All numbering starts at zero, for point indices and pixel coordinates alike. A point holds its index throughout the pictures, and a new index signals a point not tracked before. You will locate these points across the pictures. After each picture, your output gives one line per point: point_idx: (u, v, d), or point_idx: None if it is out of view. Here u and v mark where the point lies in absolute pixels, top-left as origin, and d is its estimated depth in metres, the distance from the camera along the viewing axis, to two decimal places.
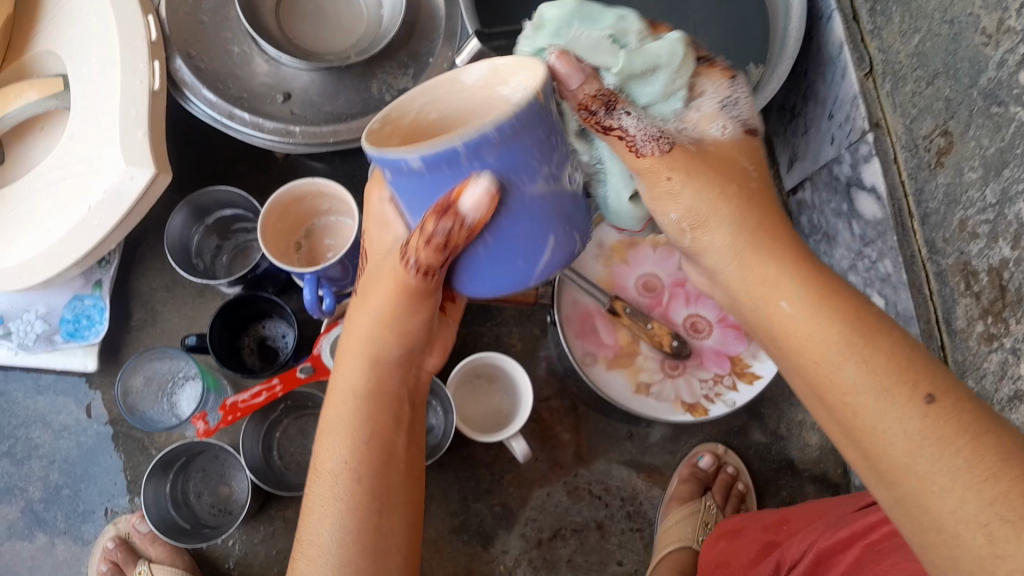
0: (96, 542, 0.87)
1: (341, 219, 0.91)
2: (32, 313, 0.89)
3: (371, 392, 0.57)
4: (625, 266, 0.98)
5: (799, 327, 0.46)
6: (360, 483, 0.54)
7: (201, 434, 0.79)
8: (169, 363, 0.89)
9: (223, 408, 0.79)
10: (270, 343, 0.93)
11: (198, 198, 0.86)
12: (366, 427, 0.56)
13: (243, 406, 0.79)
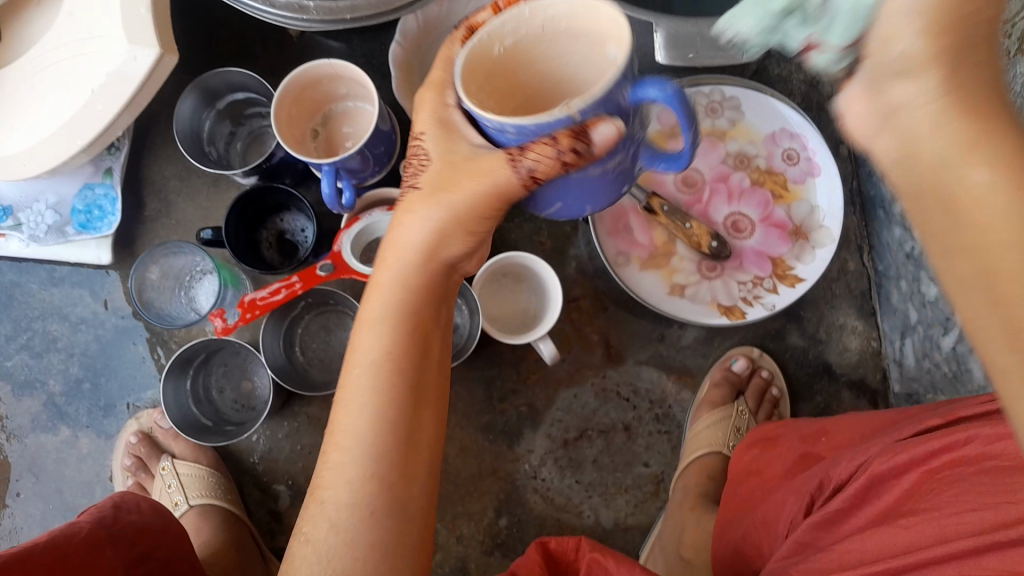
0: (119, 435, 0.87)
1: (360, 104, 0.84)
2: (42, 203, 0.85)
3: (415, 290, 0.53)
4: None
5: (991, 217, 0.27)
6: (398, 378, 0.51)
7: (218, 332, 0.75)
8: (183, 258, 0.86)
9: (241, 306, 0.76)
10: (290, 238, 0.89)
11: (205, 81, 0.80)
12: (408, 320, 0.52)
13: (262, 302, 0.75)
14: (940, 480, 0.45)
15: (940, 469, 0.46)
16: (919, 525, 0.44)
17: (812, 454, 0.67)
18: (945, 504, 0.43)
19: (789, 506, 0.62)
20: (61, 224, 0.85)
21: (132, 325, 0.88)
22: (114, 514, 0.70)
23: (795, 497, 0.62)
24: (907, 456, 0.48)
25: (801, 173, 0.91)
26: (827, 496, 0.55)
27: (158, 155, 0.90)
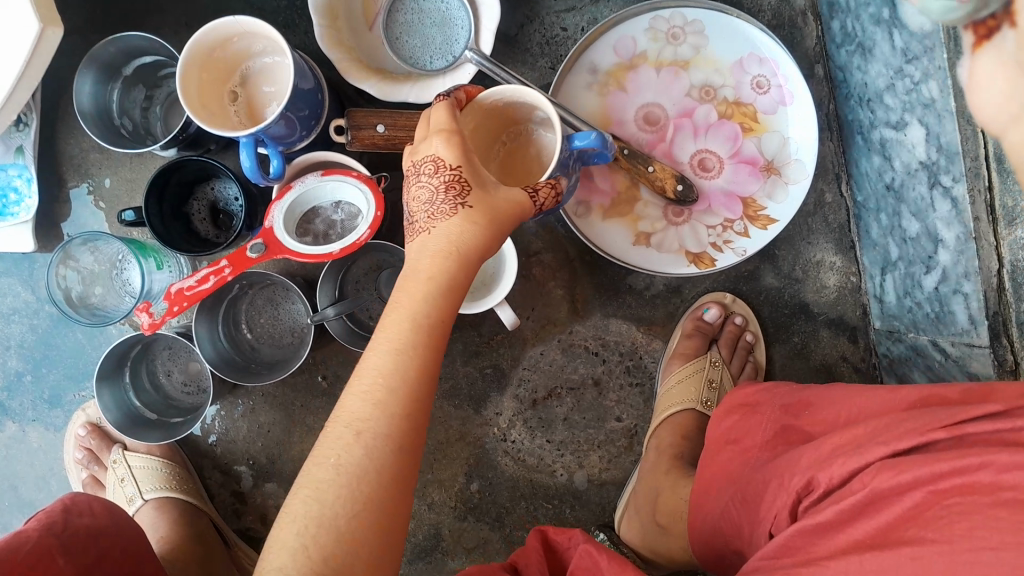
0: (68, 428, 0.83)
1: (279, 60, 0.76)
2: None
3: (444, 299, 0.50)
4: (623, 94, 0.84)
5: None
6: (431, 341, 0.48)
7: (148, 328, 0.69)
8: (106, 246, 0.80)
9: (168, 297, 0.71)
10: (223, 208, 0.82)
11: (98, 53, 0.72)
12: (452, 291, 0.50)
13: (190, 294, 0.70)
14: (948, 509, 0.43)
15: (949, 495, 0.44)
16: (927, 559, 0.42)
17: (792, 427, 0.64)
18: (963, 538, 0.42)
19: (762, 491, 0.59)
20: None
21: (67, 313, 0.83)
22: (62, 517, 0.65)
23: (766, 483, 0.59)
24: (911, 474, 0.46)
25: (772, 102, 0.83)
26: (814, 496, 0.52)
27: (73, 126, 0.83)
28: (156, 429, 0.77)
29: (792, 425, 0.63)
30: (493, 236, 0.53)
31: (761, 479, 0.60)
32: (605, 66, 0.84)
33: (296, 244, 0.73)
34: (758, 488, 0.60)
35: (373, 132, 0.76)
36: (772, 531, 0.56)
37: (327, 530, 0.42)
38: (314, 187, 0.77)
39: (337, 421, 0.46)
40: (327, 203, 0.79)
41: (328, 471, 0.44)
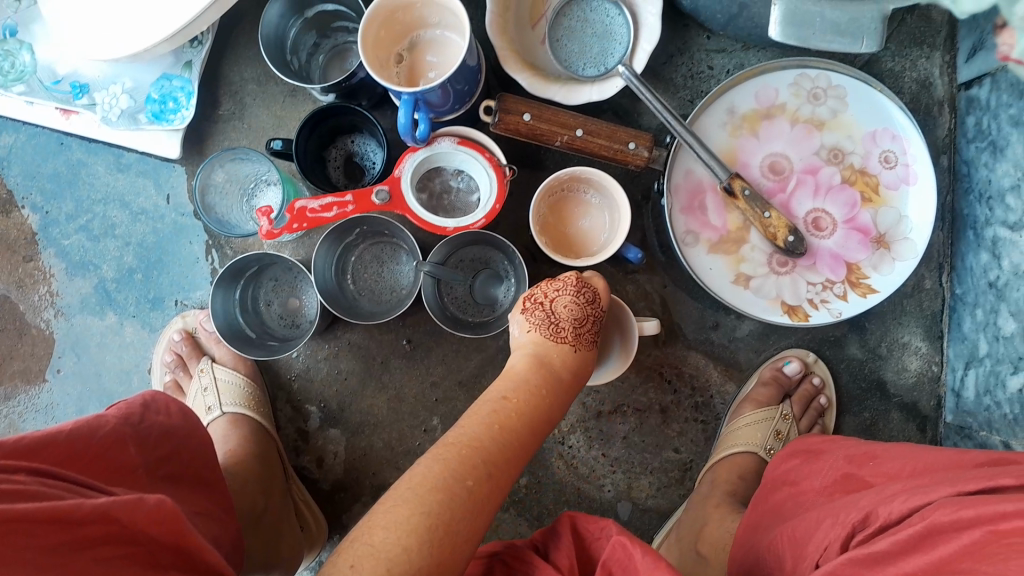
0: (163, 331, 0.88)
1: (451, 37, 0.80)
2: (118, 86, 0.84)
3: (503, 436, 0.54)
4: (754, 140, 0.88)
5: None
6: (459, 489, 0.48)
7: (263, 234, 0.76)
8: (253, 166, 0.85)
9: (290, 212, 0.76)
10: (359, 161, 0.89)
11: None
12: (462, 474, 0.49)
13: (310, 215, 0.76)
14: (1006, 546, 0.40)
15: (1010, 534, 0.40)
16: None
17: (854, 477, 0.63)
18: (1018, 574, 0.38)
19: (815, 526, 0.58)
20: (135, 111, 0.84)
21: (187, 223, 0.88)
22: (141, 412, 0.62)
23: (819, 519, 0.58)
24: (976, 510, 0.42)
25: (896, 178, 0.86)
26: (867, 531, 0.51)
27: (240, 55, 0.88)
28: (254, 345, 0.81)
29: (854, 475, 0.63)
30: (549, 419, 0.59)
31: (813, 519, 0.59)
32: (742, 110, 0.87)
33: (416, 203, 0.79)
34: (812, 525, 0.59)
35: (519, 119, 0.80)
36: (819, 563, 0.55)
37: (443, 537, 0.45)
38: (447, 152, 0.81)
39: (450, 447, 0.51)
40: (451, 169, 0.83)
41: (453, 467, 0.49)
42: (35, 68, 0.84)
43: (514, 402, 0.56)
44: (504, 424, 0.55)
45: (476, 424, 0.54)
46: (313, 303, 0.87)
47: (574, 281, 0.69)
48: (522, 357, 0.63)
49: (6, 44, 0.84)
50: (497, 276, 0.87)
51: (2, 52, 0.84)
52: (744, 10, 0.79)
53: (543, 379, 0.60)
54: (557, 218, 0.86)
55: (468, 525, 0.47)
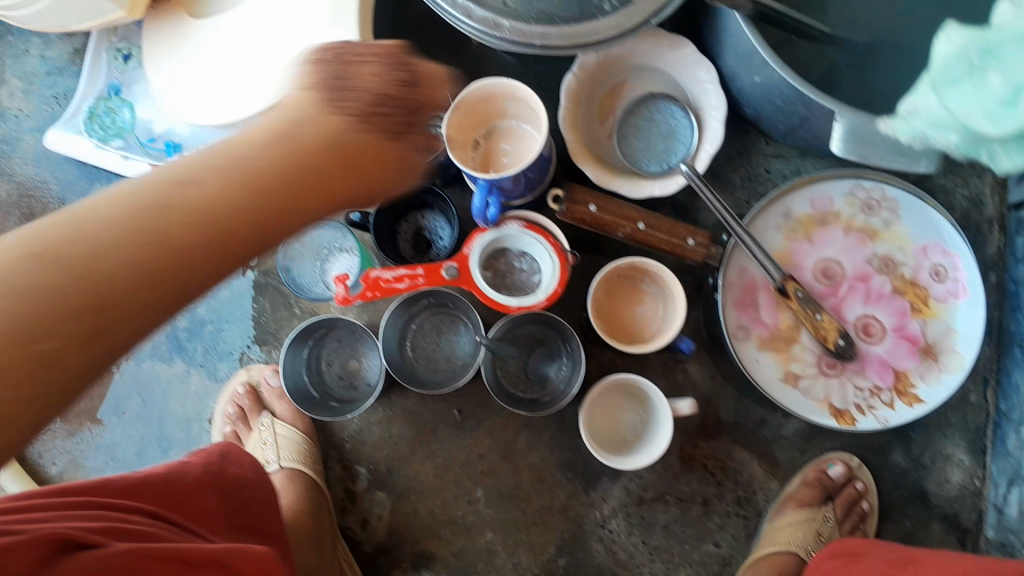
0: (228, 383, 0.93)
1: (526, 127, 0.86)
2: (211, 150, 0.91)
3: (269, 158, 0.41)
4: (808, 244, 0.91)
5: None
6: (224, 215, 0.39)
7: (338, 299, 0.80)
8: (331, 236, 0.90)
9: (365, 281, 0.81)
10: (427, 235, 0.94)
11: None
12: (248, 199, 0.40)
13: (384, 285, 0.80)
14: None
15: None
16: None
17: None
18: None
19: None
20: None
21: (263, 282, 0.93)
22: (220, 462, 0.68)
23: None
24: None
25: (945, 291, 0.88)
26: None
27: None
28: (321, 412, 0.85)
29: None
30: (331, 142, 0.43)
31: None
32: (798, 214, 0.91)
33: (482, 281, 0.83)
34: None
35: (584, 209, 0.84)
36: None
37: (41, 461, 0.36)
38: (513, 235, 0.85)
39: (4, 248, 0.36)
40: (516, 250, 0.87)
41: (227, 196, 0.40)
42: (133, 125, 0.90)
43: (260, 155, 0.41)
44: (270, 189, 0.41)
45: (198, 174, 0.40)
46: (375, 369, 0.92)
47: (394, 52, 0.47)
48: (276, 111, 0.44)
49: (110, 103, 0.91)
50: (549, 354, 0.91)
51: (106, 110, 0.90)
52: (806, 124, 0.84)
53: (311, 130, 0.44)
54: (609, 304, 0.90)
55: (129, 278, 0.37)
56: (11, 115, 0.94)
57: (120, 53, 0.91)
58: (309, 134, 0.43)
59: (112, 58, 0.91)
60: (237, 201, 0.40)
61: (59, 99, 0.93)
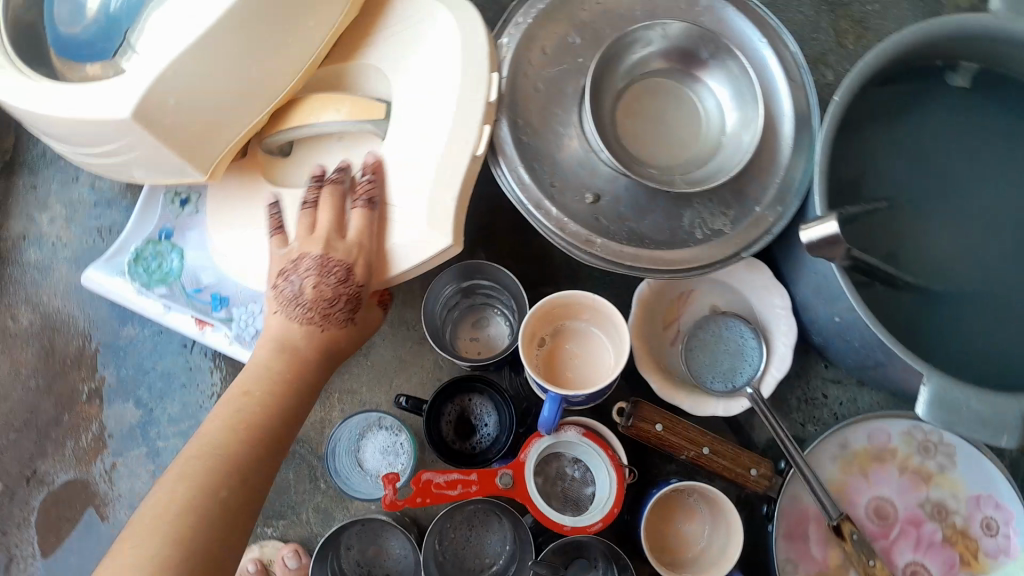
0: (238, 557, 0.87)
1: (595, 333, 0.84)
2: (257, 307, 0.84)
3: (232, 437, 0.65)
4: (863, 479, 0.89)
5: None
6: (229, 452, 0.64)
7: (384, 504, 0.74)
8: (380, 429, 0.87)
9: (415, 483, 0.77)
10: (472, 420, 0.89)
11: (475, 266, 0.85)
12: (237, 436, 0.65)
13: (437, 490, 0.76)
14: None
15: None
16: None
17: None
18: None
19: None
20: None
21: (292, 448, 0.89)
22: None
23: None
24: None
25: (996, 547, 0.86)
26: None
27: None
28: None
29: None
30: (309, 364, 0.72)
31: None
32: (855, 447, 0.89)
33: (537, 492, 0.79)
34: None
35: (650, 426, 0.81)
36: None
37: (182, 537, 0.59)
38: (570, 441, 0.81)
39: (196, 449, 0.64)
40: (569, 456, 0.84)
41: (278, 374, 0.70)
42: (180, 272, 0.85)
43: (252, 395, 0.68)
44: (273, 405, 0.68)
45: (232, 403, 0.68)
46: (400, 555, 0.87)
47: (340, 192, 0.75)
48: (271, 349, 0.71)
49: (159, 245, 0.86)
50: (585, 565, 0.87)
51: (154, 253, 0.85)
52: (880, 368, 0.82)
53: (307, 341, 0.72)
54: (660, 520, 0.88)
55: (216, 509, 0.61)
56: (48, 241, 0.90)
57: (178, 197, 0.86)
58: (300, 342, 0.72)
59: (169, 200, 0.86)
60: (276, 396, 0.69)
61: (102, 232, 0.90)
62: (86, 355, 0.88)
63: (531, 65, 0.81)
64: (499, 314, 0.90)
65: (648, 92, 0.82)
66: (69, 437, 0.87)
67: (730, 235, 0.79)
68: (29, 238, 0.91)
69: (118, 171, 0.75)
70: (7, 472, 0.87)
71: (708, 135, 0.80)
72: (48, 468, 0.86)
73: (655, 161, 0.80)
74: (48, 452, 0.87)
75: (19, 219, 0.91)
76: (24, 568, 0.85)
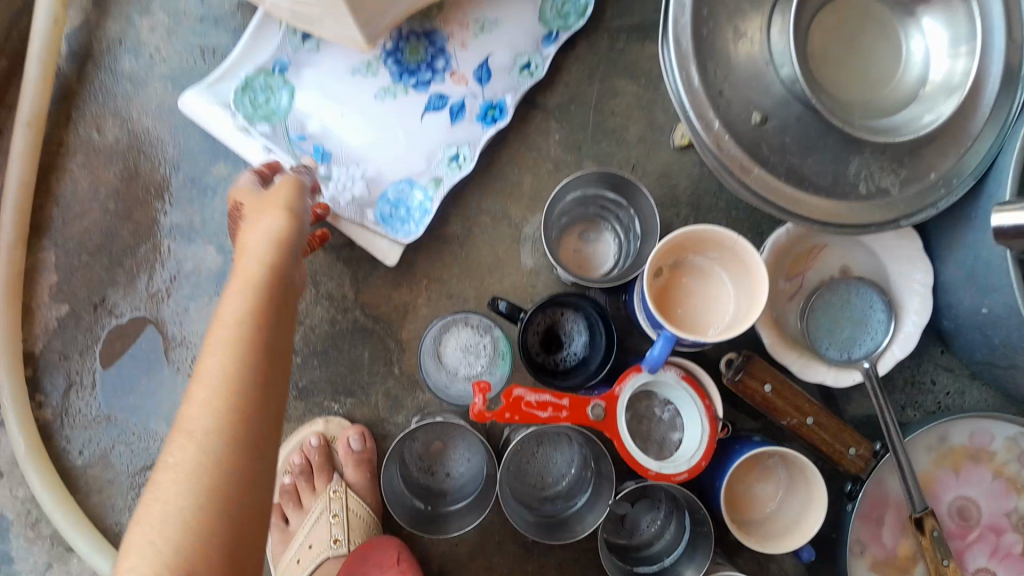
0: (301, 428, 0.84)
1: (719, 272, 0.77)
2: (359, 171, 0.81)
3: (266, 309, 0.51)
4: (953, 476, 0.84)
5: None
6: (245, 341, 0.48)
7: (472, 411, 0.69)
8: (469, 327, 0.82)
9: (504, 396, 0.71)
10: (561, 335, 0.83)
11: (605, 174, 0.78)
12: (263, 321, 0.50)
13: (527, 408, 0.70)
14: None
15: None
16: None
17: None
18: None
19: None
20: (362, 206, 0.80)
21: (371, 327, 0.84)
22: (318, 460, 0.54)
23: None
24: None
25: None
26: None
27: (488, 187, 0.85)
28: (428, 526, 0.76)
29: None
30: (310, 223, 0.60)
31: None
32: (954, 443, 0.84)
33: (626, 428, 0.74)
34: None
35: (758, 386, 0.75)
36: None
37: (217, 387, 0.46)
38: (667, 382, 0.76)
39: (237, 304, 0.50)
40: (660, 396, 0.79)
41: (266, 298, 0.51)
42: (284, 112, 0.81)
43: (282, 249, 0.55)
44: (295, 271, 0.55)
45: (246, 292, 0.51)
46: (463, 458, 0.83)
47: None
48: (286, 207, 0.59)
49: (271, 79, 0.81)
50: (650, 505, 0.83)
51: (264, 86, 0.80)
52: (1014, 370, 0.76)
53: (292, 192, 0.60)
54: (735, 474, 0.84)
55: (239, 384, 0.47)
56: (147, 54, 0.83)
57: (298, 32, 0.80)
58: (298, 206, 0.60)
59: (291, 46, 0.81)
60: (272, 336, 0.51)
61: (204, 55, 0.82)
62: (171, 186, 0.83)
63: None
64: (617, 231, 0.83)
65: (849, 16, 0.71)
66: (143, 272, 0.82)
67: (896, 197, 0.70)
68: (125, 46, 0.83)
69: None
70: (74, 293, 0.82)
71: (903, 82, 0.71)
72: (117, 298, 0.82)
73: (836, 96, 0.70)
74: (119, 282, 0.82)
75: (117, 23, 0.83)
76: (81, 394, 0.82)
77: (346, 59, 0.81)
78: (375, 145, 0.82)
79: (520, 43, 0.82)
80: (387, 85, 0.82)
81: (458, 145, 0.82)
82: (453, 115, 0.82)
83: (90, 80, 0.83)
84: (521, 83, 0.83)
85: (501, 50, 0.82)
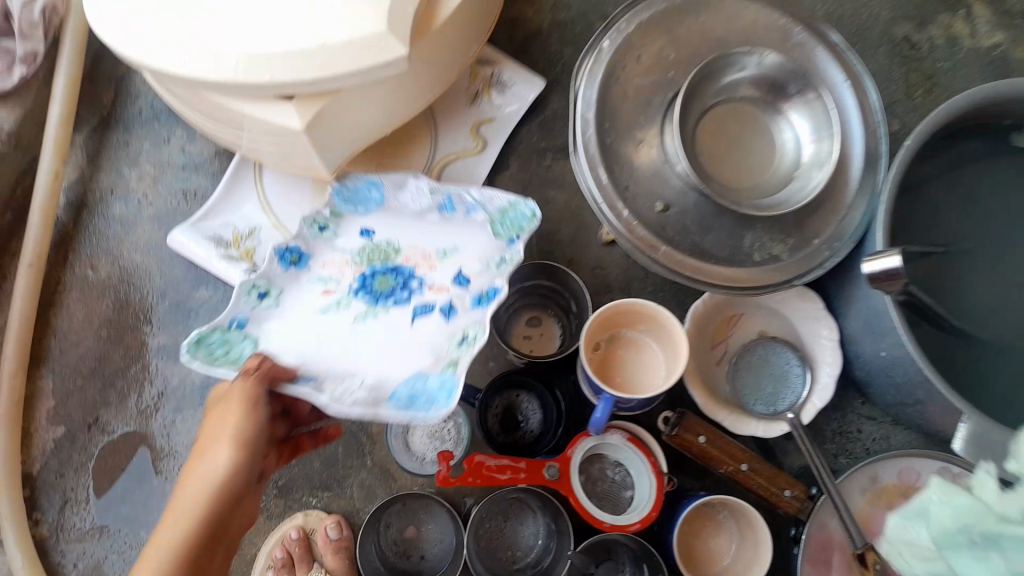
0: (283, 524, 0.90)
1: (650, 342, 0.87)
2: (358, 380, 0.65)
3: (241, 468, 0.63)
4: (888, 514, 0.91)
5: None
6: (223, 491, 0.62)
7: (438, 477, 0.77)
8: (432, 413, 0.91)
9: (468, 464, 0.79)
10: (518, 415, 0.92)
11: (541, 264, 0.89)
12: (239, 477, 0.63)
13: (489, 470, 0.78)
14: None
15: None
16: None
17: None
18: None
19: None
20: (375, 402, 0.62)
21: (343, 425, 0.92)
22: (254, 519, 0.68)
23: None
24: None
25: None
26: None
27: None
28: None
29: None
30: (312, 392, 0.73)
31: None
32: (885, 483, 0.91)
33: (580, 487, 0.82)
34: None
35: (693, 437, 0.84)
36: None
37: (193, 518, 0.60)
38: (614, 444, 0.85)
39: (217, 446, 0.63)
40: (611, 458, 0.87)
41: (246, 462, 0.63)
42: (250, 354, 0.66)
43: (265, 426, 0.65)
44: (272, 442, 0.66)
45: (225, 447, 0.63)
46: (437, 539, 0.89)
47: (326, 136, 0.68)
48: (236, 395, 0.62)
49: (228, 333, 0.65)
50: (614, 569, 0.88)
51: (222, 340, 0.65)
52: (920, 406, 0.85)
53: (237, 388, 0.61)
54: (691, 532, 0.90)
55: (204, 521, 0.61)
56: (134, 198, 0.95)
57: (315, 222, 0.76)
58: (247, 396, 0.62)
59: (305, 228, 0.74)
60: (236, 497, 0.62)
61: (187, 196, 0.94)
62: (156, 312, 0.92)
63: (626, 76, 0.83)
64: (559, 317, 0.93)
65: (730, 116, 0.86)
66: (133, 390, 0.90)
67: (786, 261, 0.82)
68: (115, 193, 0.95)
69: (220, 59, 0.73)
70: (69, 416, 0.90)
71: (782, 168, 0.85)
72: (109, 417, 0.90)
73: (726, 184, 0.84)
74: (111, 402, 0.90)
75: (107, 174, 0.95)
76: (76, 510, 0.88)
77: (310, 297, 0.72)
78: (373, 358, 0.68)
79: (486, 251, 0.75)
80: (361, 310, 0.72)
81: (463, 331, 0.69)
82: (445, 314, 0.71)
83: (85, 225, 0.94)
84: (497, 274, 0.73)
85: (470, 263, 0.76)
